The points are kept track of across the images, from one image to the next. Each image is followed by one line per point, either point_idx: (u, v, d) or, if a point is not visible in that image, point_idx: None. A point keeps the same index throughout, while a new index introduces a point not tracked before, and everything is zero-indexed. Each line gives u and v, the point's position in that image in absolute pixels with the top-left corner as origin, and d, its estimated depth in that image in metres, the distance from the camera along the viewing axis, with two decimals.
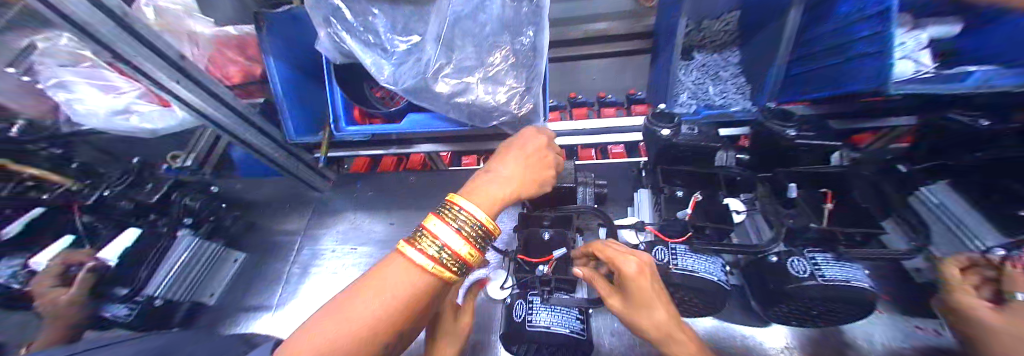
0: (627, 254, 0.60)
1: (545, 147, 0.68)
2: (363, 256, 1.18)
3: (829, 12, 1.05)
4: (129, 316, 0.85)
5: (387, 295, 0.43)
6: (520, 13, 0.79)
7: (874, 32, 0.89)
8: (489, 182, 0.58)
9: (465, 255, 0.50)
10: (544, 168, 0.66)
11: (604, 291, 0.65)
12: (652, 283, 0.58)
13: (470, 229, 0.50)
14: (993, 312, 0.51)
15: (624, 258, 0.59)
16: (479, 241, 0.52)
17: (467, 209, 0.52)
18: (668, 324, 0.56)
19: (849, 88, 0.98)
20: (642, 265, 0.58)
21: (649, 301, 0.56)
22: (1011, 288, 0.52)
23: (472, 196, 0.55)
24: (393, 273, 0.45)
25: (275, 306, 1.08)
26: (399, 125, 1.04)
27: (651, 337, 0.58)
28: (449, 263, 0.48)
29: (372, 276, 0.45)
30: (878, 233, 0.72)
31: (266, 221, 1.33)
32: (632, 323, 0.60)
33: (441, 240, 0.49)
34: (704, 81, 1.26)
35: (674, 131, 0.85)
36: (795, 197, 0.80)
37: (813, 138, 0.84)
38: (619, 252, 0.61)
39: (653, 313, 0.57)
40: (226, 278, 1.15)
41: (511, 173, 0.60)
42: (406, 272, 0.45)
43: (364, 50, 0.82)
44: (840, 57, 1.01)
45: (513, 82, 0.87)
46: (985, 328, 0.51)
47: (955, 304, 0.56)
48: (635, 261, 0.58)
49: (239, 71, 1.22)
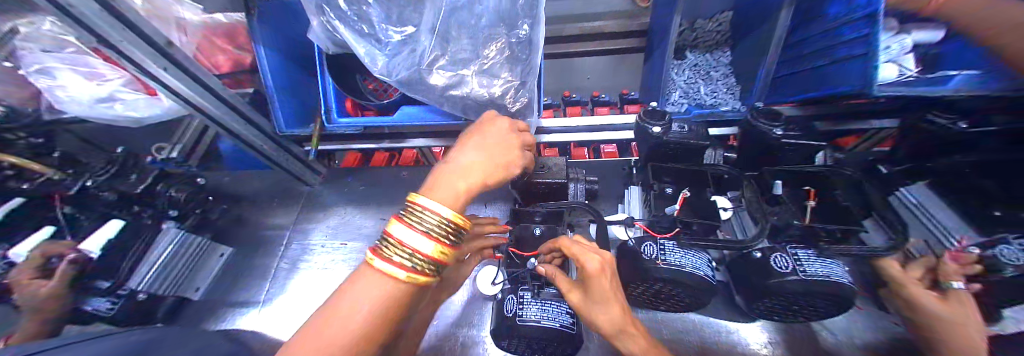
0: (591, 250, 0.59)
1: (507, 132, 0.62)
2: (353, 252, 1.18)
3: (817, 15, 1.07)
4: (111, 310, 0.85)
5: (363, 306, 0.37)
6: (515, 6, 0.78)
7: (860, 35, 0.91)
8: (452, 175, 0.53)
9: (437, 256, 0.45)
10: (510, 152, 0.60)
11: (564, 285, 0.64)
12: (612, 281, 0.57)
13: (440, 230, 0.46)
14: (936, 301, 0.66)
15: (586, 255, 0.57)
16: (452, 238, 0.48)
17: (432, 208, 0.47)
18: (623, 320, 0.57)
19: (833, 90, 1.00)
20: (603, 262, 0.57)
21: (607, 298, 0.57)
22: (947, 278, 0.66)
23: (433, 191, 0.50)
24: (360, 287, 0.40)
25: (262, 301, 1.07)
26: (391, 119, 1.04)
27: (604, 332, 0.59)
28: (424, 268, 0.43)
29: (336, 297, 0.38)
30: (857, 230, 0.74)
31: (254, 214, 1.31)
32: (588, 319, 0.60)
33: (409, 246, 0.43)
34: (696, 80, 1.27)
35: (664, 129, 0.86)
36: (781, 194, 0.83)
37: (799, 137, 0.85)
38: (582, 247, 0.59)
39: (609, 310, 0.57)
40: (212, 272, 1.13)
41: (473, 162, 0.54)
42: (375, 284, 0.40)
43: (358, 40, 0.81)
44: (827, 60, 1.04)
45: (508, 75, 0.88)
46: (931, 316, 0.66)
47: (908, 295, 0.71)
48: (597, 259, 0.57)
49: (228, 60, 1.21)
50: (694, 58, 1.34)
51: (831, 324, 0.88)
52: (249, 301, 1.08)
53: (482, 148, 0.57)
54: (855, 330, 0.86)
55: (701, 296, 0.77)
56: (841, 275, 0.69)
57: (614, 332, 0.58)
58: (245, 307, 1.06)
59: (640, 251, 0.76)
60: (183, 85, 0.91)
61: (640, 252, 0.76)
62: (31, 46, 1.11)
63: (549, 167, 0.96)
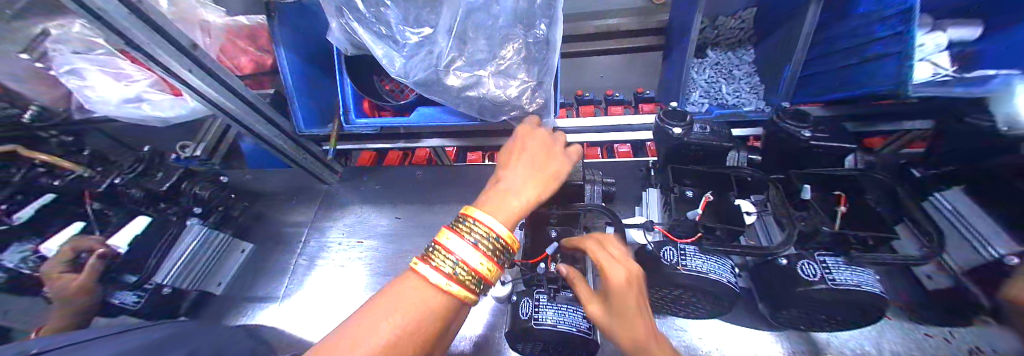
0: (616, 261, 0.59)
1: (554, 144, 0.62)
2: (369, 249, 1.19)
3: (848, 11, 1.02)
4: (137, 303, 0.89)
5: (406, 310, 0.39)
6: (533, 6, 0.78)
7: (894, 33, 0.86)
8: (505, 189, 0.52)
9: (484, 271, 0.46)
10: (560, 163, 0.60)
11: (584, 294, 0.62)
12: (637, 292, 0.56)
13: (489, 245, 0.47)
14: None
15: (612, 266, 0.57)
16: (498, 255, 0.48)
17: (485, 222, 0.47)
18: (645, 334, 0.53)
19: (866, 90, 0.95)
20: (629, 274, 0.57)
21: (630, 312, 0.54)
22: None
23: (488, 207, 0.50)
24: (405, 292, 0.41)
25: (281, 297, 1.09)
26: (407, 119, 1.04)
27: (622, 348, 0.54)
28: (466, 280, 0.44)
29: (382, 297, 0.40)
30: (888, 238, 0.70)
31: (272, 211, 1.34)
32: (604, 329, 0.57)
33: (457, 256, 0.45)
34: (717, 79, 1.23)
35: (685, 130, 0.84)
36: (809, 198, 0.79)
37: (830, 140, 0.82)
38: (609, 257, 0.60)
39: (630, 323, 0.53)
40: (231, 268, 1.15)
41: (526, 181, 0.53)
42: (418, 292, 0.41)
43: (376, 42, 0.81)
44: (858, 58, 0.99)
45: (525, 76, 0.86)
46: None
47: None
48: (624, 270, 0.57)
49: (250, 61, 1.21)
50: (715, 56, 1.30)
51: (861, 335, 0.84)
52: (267, 296, 1.10)
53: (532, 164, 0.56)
54: (885, 343, 0.83)
55: (722, 302, 0.75)
56: (873, 285, 0.67)
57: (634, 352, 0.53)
58: (264, 302, 1.09)
59: (659, 256, 0.75)
60: (205, 85, 0.93)
61: (660, 257, 0.75)
62: (65, 48, 1.15)
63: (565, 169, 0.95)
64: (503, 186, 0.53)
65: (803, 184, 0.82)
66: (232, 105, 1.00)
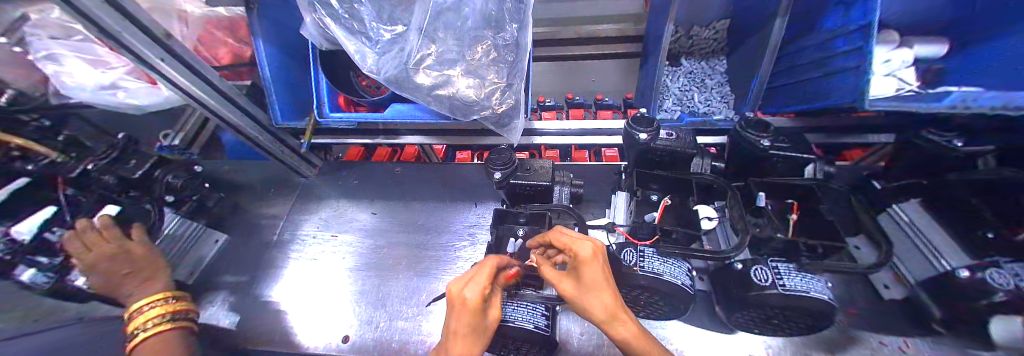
0: (583, 239, 0.63)
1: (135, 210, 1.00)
2: (345, 244, 1.20)
3: (814, 26, 1.05)
4: (45, 284, 0.86)
5: (169, 343, 0.69)
6: (503, 8, 0.83)
7: (853, 48, 0.87)
8: None
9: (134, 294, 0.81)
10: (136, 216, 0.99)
11: (551, 275, 0.63)
12: (605, 275, 0.59)
13: (109, 287, 0.82)
14: None
15: (580, 243, 0.61)
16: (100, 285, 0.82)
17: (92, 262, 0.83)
18: (615, 306, 0.56)
19: (822, 104, 0.97)
20: (596, 250, 0.60)
21: (599, 283, 0.57)
22: None
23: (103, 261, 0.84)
24: (167, 339, 0.70)
25: (255, 291, 1.09)
26: (383, 115, 1.06)
27: (596, 320, 0.56)
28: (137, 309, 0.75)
29: (146, 343, 0.68)
30: (840, 247, 0.73)
31: (250, 203, 1.34)
32: (580, 308, 0.58)
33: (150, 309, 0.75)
34: (690, 87, 1.25)
35: (652, 136, 0.86)
36: (765, 206, 0.82)
37: (787, 149, 0.84)
38: (574, 238, 0.63)
39: (601, 297, 0.56)
40: (206, 257, 1.16)
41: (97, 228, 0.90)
42: (167, 341, 0.69)
43: (348, 38, 0.81)
44: (819, 72, 1.02)
45: (495, 77, 0.88)
46: None
47: None
48: (590, 246, 0.60)
49: (229, 53, 1.24)
50: (689, 65, 1.33)
51: (819, 342, 0.84)
52: (236, 288, 1.10)
53: (106, 269, 0.81)
54: (840, 347, 0.83)
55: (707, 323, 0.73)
56: (820, 291, 0.68)
57: (606, 316, 0.55)
58: (234, 293, 1.09)
59: (619, 257, 0.76)
60: (179, 75, 0.91)
61: (620, 258, 0.76)
62: (41, 33, 1.15)
63: (534, 169, 0.97)
64: (92, 282, 0.82)
65: (760, 191, 0.84)
66: (208, 96, 0.99)
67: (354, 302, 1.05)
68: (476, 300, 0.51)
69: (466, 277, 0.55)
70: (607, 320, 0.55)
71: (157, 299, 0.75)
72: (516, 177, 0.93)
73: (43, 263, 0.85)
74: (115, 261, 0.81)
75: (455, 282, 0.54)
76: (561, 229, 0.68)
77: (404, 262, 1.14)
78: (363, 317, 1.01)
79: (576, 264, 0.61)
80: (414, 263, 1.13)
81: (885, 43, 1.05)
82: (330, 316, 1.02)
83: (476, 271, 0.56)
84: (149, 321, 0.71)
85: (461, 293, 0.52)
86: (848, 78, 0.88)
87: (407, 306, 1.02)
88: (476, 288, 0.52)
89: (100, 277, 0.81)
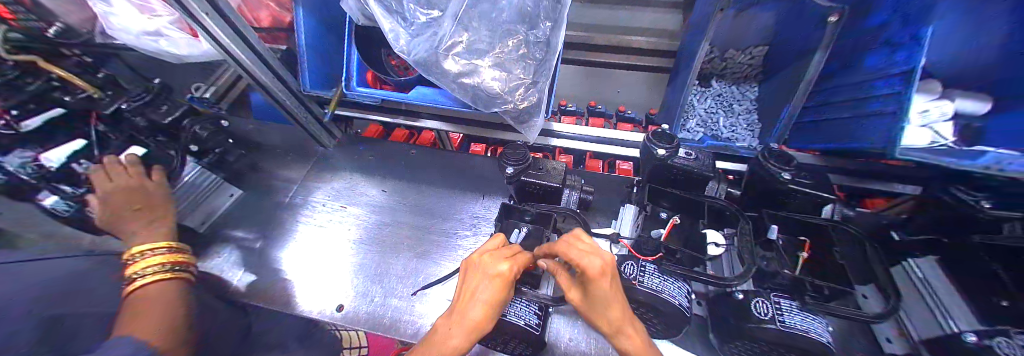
0: (593, 252, 0.55)
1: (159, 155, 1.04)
2: (351, 216, 1.23)
3: (854, 66, 1.02)
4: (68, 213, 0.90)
5: (168, 292, 0.72)
6: (539, 7, 0.85)
7: (892, 92, 0.84)
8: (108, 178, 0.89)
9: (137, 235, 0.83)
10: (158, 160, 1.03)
11: (564, 282, 0.64)
12: (613, 291, 0.55)
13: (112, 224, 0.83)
14: None
15: (588, 257, 0.54)
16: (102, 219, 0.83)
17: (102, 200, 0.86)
18: (624, 322, 0.58)
19: (855, 146, 0.94)
20: (605, 266, 0.54)
21: (607, 300, 0.55)
22: None
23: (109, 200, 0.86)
24: (164, 287, 0.73)
25: (258, 246, 1.14)
26: (406, 95, 1.08)
27: (603, 331, 0.60)
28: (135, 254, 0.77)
29: (144, 291, 0.70)
30: (847, 292, 0.71)
31: (268, 164, 1.38)
32: (590, 317, 0.60)
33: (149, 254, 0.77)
34: (716, 110, 1.24)
35: (671, 153, 0.85)
36: (777, 240, 0.80)
37: (807, 185, 0.82)
38: (582, 251, 0.56)
39: (609, 314, 0.57)
40: (220, 209, 1.21)
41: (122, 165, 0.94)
42: (168, 289, 0.73)
43: (385, 16, 0.84)
44: (853, 113, 0.98)
45: (522, 73, 0.88)
46: None
47: None
48: (600, 262, 0.54)
49: (269, 16, 1.29)
50: (719, 87, 1.31)
51: None
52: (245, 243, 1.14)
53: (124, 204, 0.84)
54: None
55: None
56: (821, 334, 0.66)
57: (613, 331, 0.58)
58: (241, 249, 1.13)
59: (619, 269, 0.76)
60: (221, 31, 0.94)
61: (620, 270, 0.77)
62: None
63: (547, 170, 0.97)
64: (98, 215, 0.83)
65: (772, 224, 0.83)
66: (244, 54, 1.02)
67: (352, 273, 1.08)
68: (508, 273, 0.61)
69: (492, 257, 0.64)
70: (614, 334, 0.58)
71: (155, 247, 0.78)
72: (528, 175, 0.93)
73: (67, 190, 0.89)
74: (131, 195, 0.86)
75: (490, 257, 0.64)
76: (571, 234, 0.61)
77: (406, 243, 1.16)
78: (358, 290, 1.04)
79: (584, 277, 0.56)
80: (414, 245, 1.15)
81: (926, 92, 1.02)
82: (327, 283, 1.05)
83: (505, 255, 0.65)
84: (149, 267, 0.74)
85: (496, 265, 0.62)
86: (880, 121, 0.86)
87: (402, 285, 1.04)
88: (503, 265, 0.62)
89: (108, 211, 0.83)
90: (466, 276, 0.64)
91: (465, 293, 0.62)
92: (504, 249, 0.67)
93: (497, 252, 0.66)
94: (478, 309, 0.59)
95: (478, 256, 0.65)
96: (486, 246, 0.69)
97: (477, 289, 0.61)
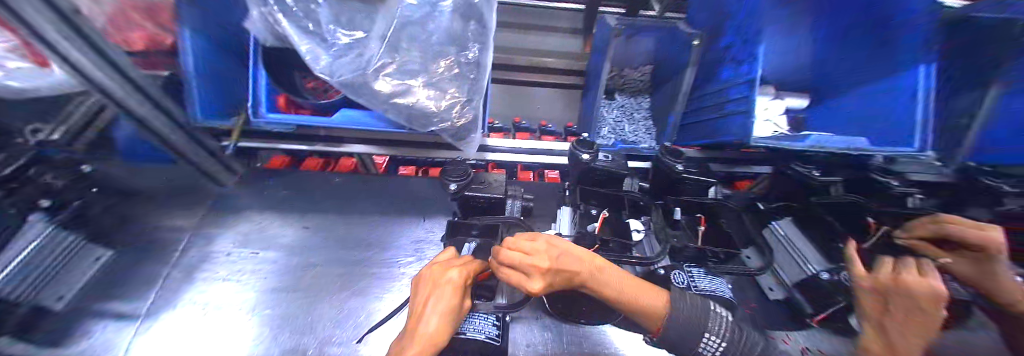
0: (529, 270, 0.68)
1: None
2: (265, 262, 1.05)
3: (715, 77, 1.31)
4: None
5: None
6: (466, 30, 0.90)
7: (742, 95, 1.11)
8: None
9: None
10: None
11: None
12: (571, 270, 0.69)
13: None
14: None
15: (526, 283, 0.68)
16: None
17: None
18: (595, 273, 0.70)
19: (724, 139, 1.18)
20: (542, 280, 0.67)
21: (571, 282, 0.70)
22: None
23: None
24: None
25: (145, 316, 0.89)
26: (329, 120, 1.02)
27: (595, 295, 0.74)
28: None
29: None
30: (734, 253, 0.91)
31: (149, 215, 1.13)
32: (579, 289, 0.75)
33: None
34: (622, 120, 1.45)
35: (592, 156, 1.00)
36: (680, 220, 1.00)
37: (695, 173, 1.02)
38: (519, 277, 0.69)
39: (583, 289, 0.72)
40: (82, 278, 0.91)
41: None
42: None
43: (301, 37, 0.81)
44: (718, 113, 1.25)
45: (456, 92, 0.95)
46: None
47: None
48: (537, 281, 0.67)
49: (143, 37, 1.06)
50: (622, 100, 1.54)
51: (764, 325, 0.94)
52: (130, 313, 0.89)
53: None
54: None
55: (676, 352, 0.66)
56: (725, 291, 0.82)
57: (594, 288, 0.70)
58: (120, 321, 0.87)
59: None
60: None
61: None
62: None
63: (489, 183, 1.02)
64: None
65: (676, 207, 1.01)
66: None
67: (275, 328, 0.90)
68: (459, 278, 0.67)
69: (443, 268, 0.69)
70: (572, 276, 0.69)
71: None
72: (472, 189, 0.99)
73: None
74: None
75: (440, 268, 0.68)
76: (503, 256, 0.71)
77: (339, 280, 1.03)
78: (287, 345, 0.87)
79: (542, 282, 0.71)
80: (352, 282, 1.04)
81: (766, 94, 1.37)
82: (240, 345, 0.86)
83: (454, 265, 0.71)
84: None
85: (449, 272, 0.67)
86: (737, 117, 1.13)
87: (343, 328, 0.91)
88: (453, 272, 0.67)
89: None
90: (420, 289, 0.66)
91: (419, 306, 0.63)
92: (455, 261, 0.74)
93: (447, 263, 0.72)
94: (437, 315, 0.61)
95: (429, 270, 0.69)
96: (437, 261, 0.74)
97: (431, 299, 0.64)
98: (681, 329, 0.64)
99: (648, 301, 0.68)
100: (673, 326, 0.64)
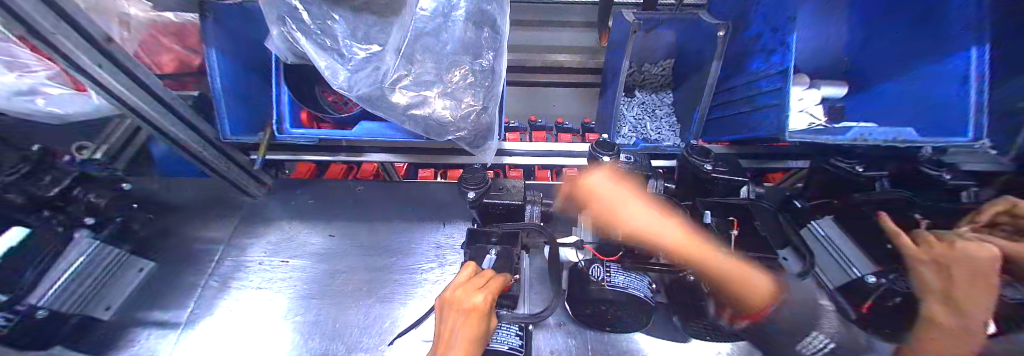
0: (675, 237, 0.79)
1: None
2: (295, 270, 1.08)
3: (743, 69, 1.24)
4: None
5: None
6: (480, 38, 0.90)
7: (774, 88, 1.04)
8: None
9: None
10: None
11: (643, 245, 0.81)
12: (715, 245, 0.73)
13: None
14: None
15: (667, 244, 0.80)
16: None
17: None
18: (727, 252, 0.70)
19: (756, 135, 1.11)
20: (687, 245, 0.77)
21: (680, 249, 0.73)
22: None
23: None
24: None
25: (185, 324, 0.93)
26: (350, 132, 1.04)
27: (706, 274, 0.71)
28: None
29: None
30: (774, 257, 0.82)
31: (184, 227, 1.18)
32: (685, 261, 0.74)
33: None
34: (643, 117, 1.40)
35: (613, 158, 0.95)
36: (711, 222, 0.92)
37: (726, 173, 0.96)
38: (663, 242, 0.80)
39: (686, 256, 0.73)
40: (127, 289, 0.97)
41: None
42: None
43: (319, 53, 0.82)
44: (748, 107, 1.18)
45: (471, 100, 0.94)
46: None
47: None
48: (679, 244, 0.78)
49: (173, 60, 1.13)
50: (642, 96, 1.49)
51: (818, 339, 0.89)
52: (172, 321, 0.93)
53: None
54: None
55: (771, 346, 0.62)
56: None
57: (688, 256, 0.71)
58: (163, 328, 0.92)
59: (587, 272, 0.81)
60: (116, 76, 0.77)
61: (587, 273, 0.81)
62: None
63: (507, 188, 0.99)
64: None
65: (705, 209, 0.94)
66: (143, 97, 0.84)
67: (307, 333, 0.93)
68: (483, 304, 0.63)
69: (466, 289, 0.66)
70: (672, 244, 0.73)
71: None
72: (489, 196, 0.96)
73: None
74: None
75: (465, 290, 0.65)
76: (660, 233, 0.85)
77: (365, 287, 1.04)
78: (319, 350, 0.89)
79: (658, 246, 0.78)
80: (377, 289, 1.04)
81: (800, 84, 1.28)
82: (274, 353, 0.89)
83: (476, 286, 0.67)
84: None
85: (470, 297, 0.64)
86: (766, 111, 1.07)
87: (368, 336, 0.92)
88: (476, 295, 0.64)
89: None
90: (445, 312, 0.64)
91: (444, 333, 0.61)
92: (477, 279, 0.70)
93: (469, 283, 0.68)
94: (464, 342, 0.58)
95: (453, 291, 0.65)
96: (456, 279, 0.70)
97: (455, 326, 0.61)
98: (793, 322, 0.58)
99: (752, 291, 0.61)
100: (784, 322, 0.58)
